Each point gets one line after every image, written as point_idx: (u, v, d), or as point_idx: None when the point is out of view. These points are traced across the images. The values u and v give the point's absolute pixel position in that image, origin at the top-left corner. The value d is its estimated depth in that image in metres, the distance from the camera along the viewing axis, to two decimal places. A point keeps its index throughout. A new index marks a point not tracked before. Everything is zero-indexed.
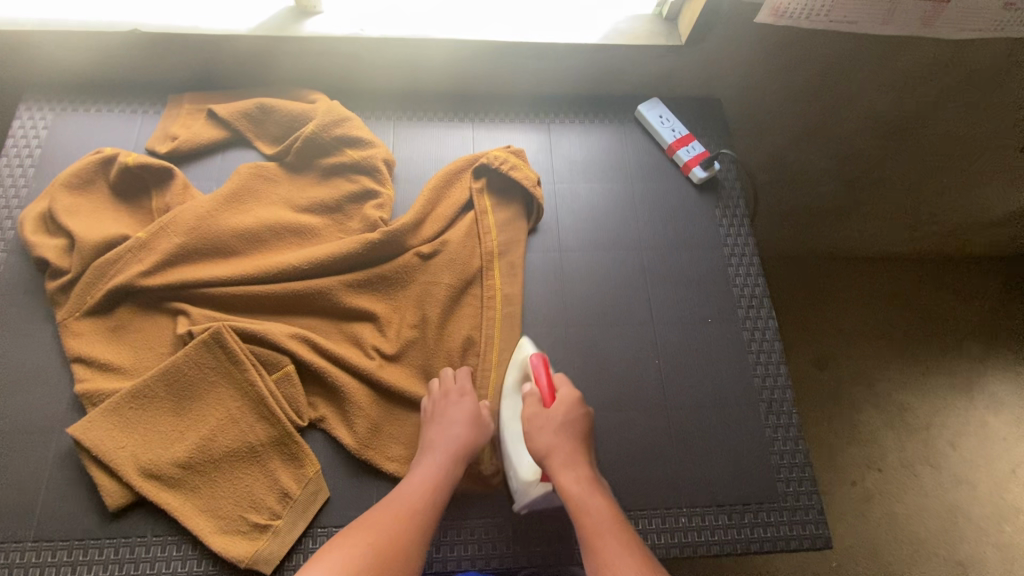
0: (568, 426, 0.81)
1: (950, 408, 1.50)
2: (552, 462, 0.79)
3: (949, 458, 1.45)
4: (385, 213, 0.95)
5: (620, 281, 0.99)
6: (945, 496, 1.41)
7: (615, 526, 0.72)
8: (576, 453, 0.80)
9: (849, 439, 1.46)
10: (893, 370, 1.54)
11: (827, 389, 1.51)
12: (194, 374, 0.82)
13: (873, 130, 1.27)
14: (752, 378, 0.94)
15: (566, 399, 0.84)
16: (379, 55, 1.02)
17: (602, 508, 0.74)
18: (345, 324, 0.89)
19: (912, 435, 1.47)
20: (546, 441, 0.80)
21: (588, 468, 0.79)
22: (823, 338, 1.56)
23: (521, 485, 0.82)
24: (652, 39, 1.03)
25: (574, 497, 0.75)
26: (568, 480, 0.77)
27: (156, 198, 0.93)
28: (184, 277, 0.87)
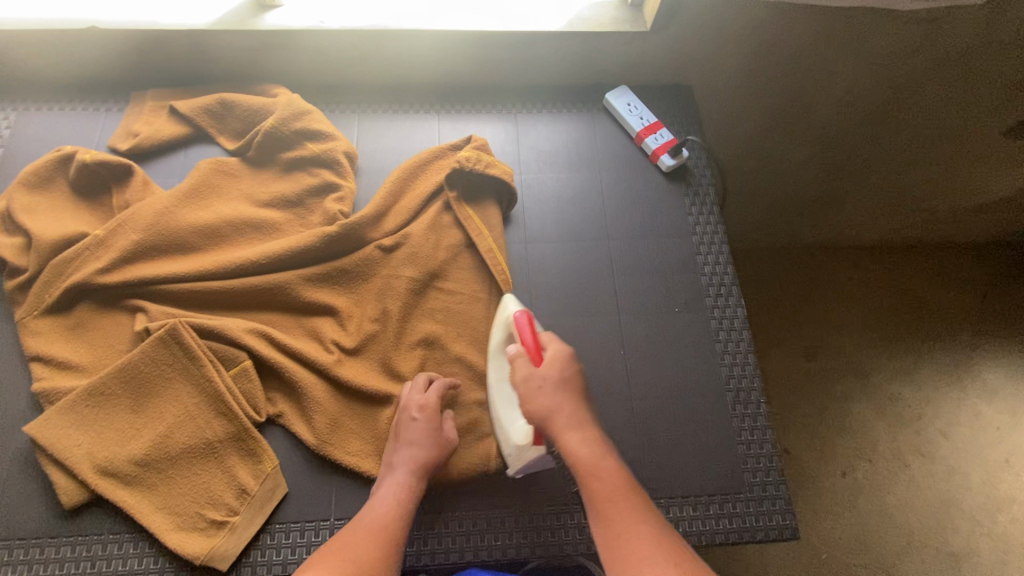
0: (567, 388, 0.80)
1: (939, 397, 1.48)
2: (556, 425, 0.77)
3: (940, 448, 1.43)
4: (346, 206, 0.94)
5: (588, 272, 0.98)
6: (936, 486, 1.39)
7: (624, 488, 0.71)
8: (581, 417, 0.78)
9: (837, 430, 1.44)
10: (879, 359, 1.52)
11: (812, 381, 1.49)
12: (152, 371, 0.81)
13: (850, 116, 1.25)
14: (720, 367, 0.93)
15: (557, 355, 0.82)
16: (341, 49, 1.02)
17: (612, 469, 0.73)
18: (305, 319, 0.89)
19: (902, 426, 1.45)
20: (550, 401, 0.78)
21: (593, 429, 0.77)
22: (807, 328, 1.54)
23: (514, 451, 0.81)
24: (615, 25, 1.02)
25: (583, 458, 0.74)
26: (575, 441, 0.75)
27: (116, 196, 0.92)
28: (143, 273, 0.86)
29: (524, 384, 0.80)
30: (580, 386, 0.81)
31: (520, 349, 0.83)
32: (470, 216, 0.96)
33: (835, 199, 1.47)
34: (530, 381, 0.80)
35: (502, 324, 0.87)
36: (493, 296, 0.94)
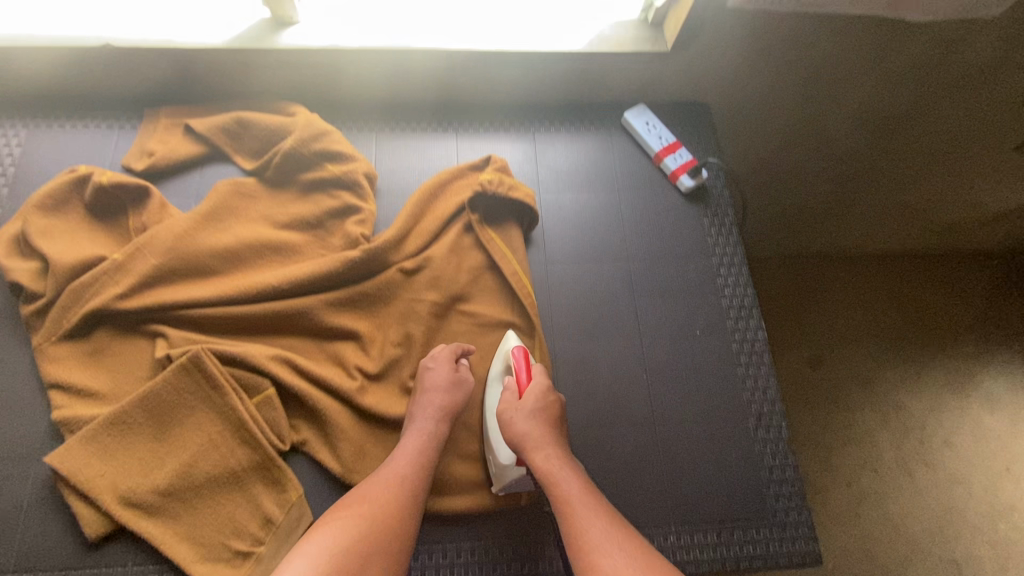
0: (536, 413, 0.78)
1: (944, 406, 1.49)
2: (524, 445, 0.76)
3: (944, 457, 1.45)
4: (367, 229, 0.93)
5: (609, 295, 0.98)
6: (941, 496, 1.41)
7: (589, 500, 0.71)
8: (547, 437, 0.77)
9: (845, 439, 1.45)
10: (887, 370, 1.53)
11: (820, 392, 1.50)
12: (174, 400, 0.80)
13: (863, 131, 1.26)
14: (742, 391, 0.93)
15: (535, 390, 0.80)
16: (359, 68, 1.01)
17: (575, 487, 0.72)
18: (327, 344, 0.88)
19: (907, 435, 1.46)
20: (520, 428, 0.77)
21: (559, 447, 0.77)
22: (816, 339, 1.56)
23: (497, 470, 0.81)
24: (636, 45, 1.01)
25: (547, 475, 0.74)
26: (540, 459, 0.75)
27: (133, 218, 0.91)
28: (163, 299, 0.85)
29: (501, 415, 0.80)
30: (554, 413, 0.79)
31: (511, 383, 0.84)
32: (492, 238, 0.96)
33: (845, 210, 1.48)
34: (506, 411, 0.80)
35: (501, 355, 0.89)
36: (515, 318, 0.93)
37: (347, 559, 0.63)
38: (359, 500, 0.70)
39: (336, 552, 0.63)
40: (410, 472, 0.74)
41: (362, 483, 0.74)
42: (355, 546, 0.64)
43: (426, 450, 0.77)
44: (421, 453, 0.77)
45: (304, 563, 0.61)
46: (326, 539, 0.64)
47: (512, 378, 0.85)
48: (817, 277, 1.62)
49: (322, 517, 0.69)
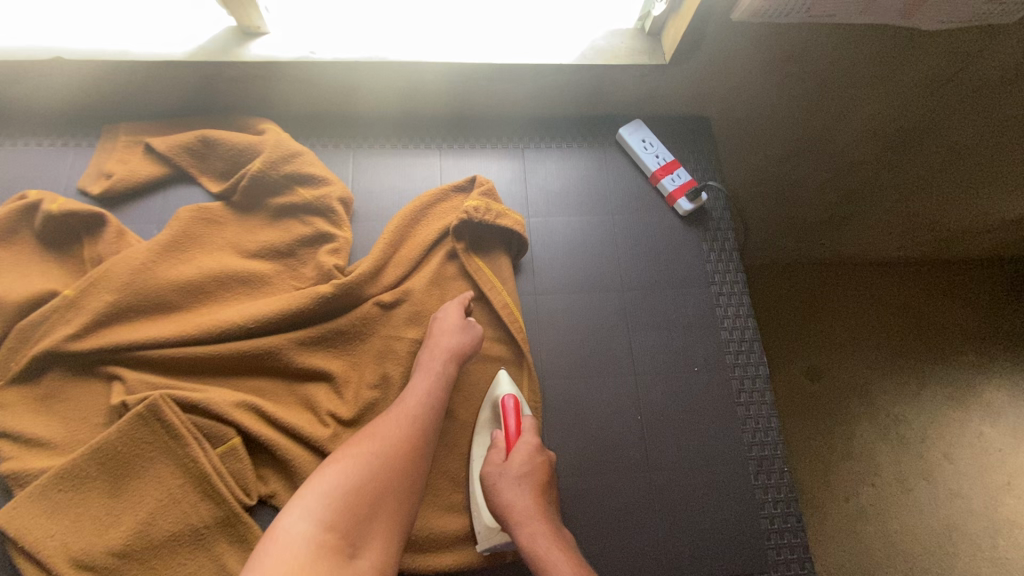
0: (523, 478, 0.74)
1: (945, 419, 1.43)
2: (511, 518, 0.72)
3: (943, 471, 1.39)
4: (341, 259, 0.86)
5: (601, 329, 0.92)
6: (940, 511, 1.35)
7: None
8: (534, 509, 0.73)
9: (843, 453, 1.40)
10: (887, 382, 1.47)
11: (820, 405, 1.45)
12: (131, 451, 0.74)
13: (871, 143, 1.20)
14: (742, 433, 0.88)
15: (524, 450, 0.77)
16: (334, 80, 0.93)
17: (564, 566, 0.67)
18: (298, 386, 0.82)
19: (908, 449, 1.41)
20: (507, 498, 0.73)
21: (548, 520, 0.72)
22: (817, 348, 1.51)
23: (484, 529, 0.77)
24: (632, 57, 0.94)
25: (534, 552, 0.69)
26: (527, 536, 0.70)
27: (87, 248, 0.84)
28: (118, 339, 0.78)
29: (486, 479, 0.76)
30: (543, 478, 0.75)
31: (499, 438, 0.80)
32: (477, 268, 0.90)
33: (849, 218, 1.43)
34: (493, 474, 0.76)
35: (489, 403, 0.84)
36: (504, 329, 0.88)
37: (357, 498, 0.64)
38: (369, 438, 0.70)
39: (348, 489, 0.64)
40: (419, 413, 0.75)
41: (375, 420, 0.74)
42: (365, 485, 0.66)
43: (434, 392, 0.77)
44: (430, 394, 0.77)
45: (315, 499, 0.63)
46: (337, 477, 0.65)
47: (500, 431, 0.81)
48: (821, 286, 1.56)
49: (335, 452, 0.70)
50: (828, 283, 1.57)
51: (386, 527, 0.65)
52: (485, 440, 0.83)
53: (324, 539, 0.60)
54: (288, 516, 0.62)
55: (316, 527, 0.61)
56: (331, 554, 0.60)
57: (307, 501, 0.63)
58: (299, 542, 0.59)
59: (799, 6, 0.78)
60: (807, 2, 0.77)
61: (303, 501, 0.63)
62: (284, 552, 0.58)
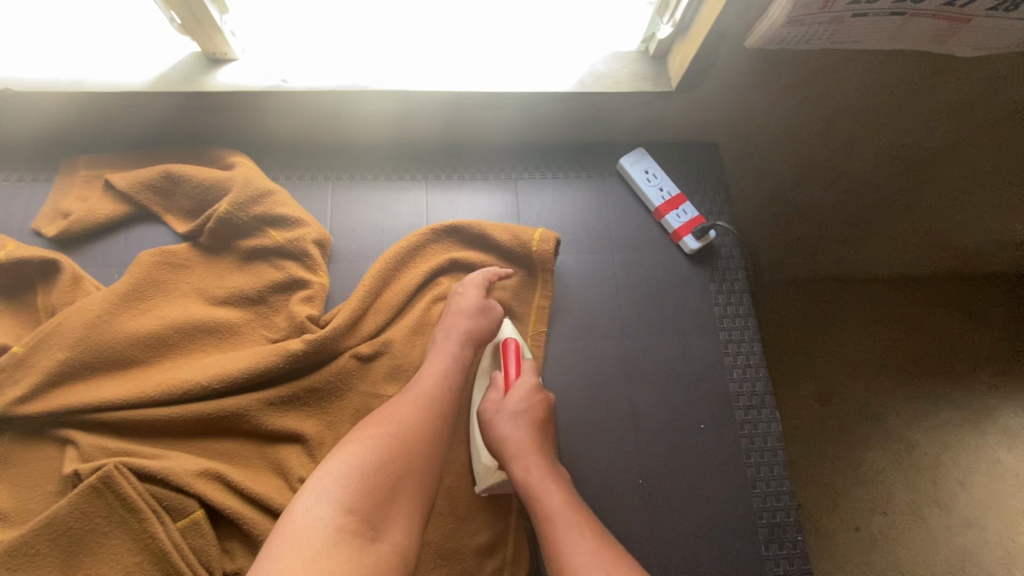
0: (520, 413, 0.73)
1: (960, 442, 1.21)
2: (504, 452, 0.71)
3: (958, 499, 1.18)
4: (315, 308, 0.80)
5: (601, 380, 0.85)
6: (951, 542, 1.15)
7: (571, 514, 0.63)
8: (531, 445, 0.71)
9: (853, 479, 1.19)
10: (894, 401, 1.24)
11: (826, 431, 1.22)
12: (84, 526, 0.68)
13: (887, 163, 1.11)
14: (753, 498, 0.81)
15: (522, 387, 0.75)
16: (308, 109, 0.86)
17: (556, 497, 0.65)
18: (270, 449, 0.77)
19: (919, 475, 1.19)
20: (501, 432, 0.72)
21: (543, 454, 0.70)
22: (821, 366, 1.27)
23: (482, 467, 0.77)
24: (634, 84, 0.86)
25: (526, 482, 0.67)
26: (518, 470, 0.69)
27: (42, 296, 0.78)
28: (71, 401, 0.71)
29: (482, 415, 0.76)
30: (540, 415, 0.73)
31: (497, 378, 0.79)
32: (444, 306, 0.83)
33: (858, 227, 1.24)
34: (488, 409, 0.75)
35: (493, 347, 0.84)
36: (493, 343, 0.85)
37: (373, 481, 0.59)
38: (383, 419, 0.65)
39: (363, 472, 0.59)
40: (432, 395, 0.69)
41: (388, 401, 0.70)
42: (382, 468, 0.60)
43: (450, 373, 0.73)
44: (445, 376, 0.72)
45: (332, 479, 0.58)
46: (351, 458, 0.60)
47: (500, 372, 0.80)
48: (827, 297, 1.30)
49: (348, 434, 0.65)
50: (838, 293, 1.29)
51: (407, 511, 0.60)
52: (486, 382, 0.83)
53: (341, 524, 0.55)
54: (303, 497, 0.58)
55: (333, 511, 0.56)
56: (349, 540, 0.55)
57: (322, 481, 0.58)
58: (314, 524, 0.55)
59: (821, 33, 0.72)
60: (831, 29, 0.71)
61: (319, 480, 0.59)
62: (298, 534, 0.54)
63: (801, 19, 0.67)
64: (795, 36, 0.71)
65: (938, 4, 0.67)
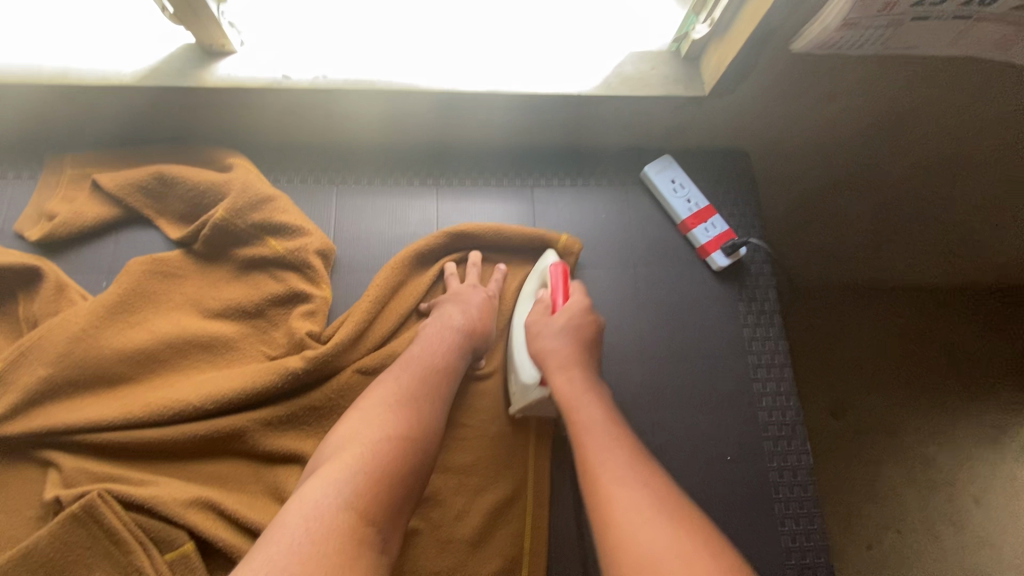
0: (568, 331, 0.71)
1: (982, 463, 1.14)
2: (547, 365, 0.69)
3: (973, 518, 1.11)
4: (317, 323, 0.75)
5: (621, 403, 0.80)
6: (966, 564, 1.08)
7: (610, 429, 0.61)
8: (573, 358, 0.69)
9: (866, 495, 1.12)
10: (913, 416, 1.18)
11: (844, 449, 1.16)
12: (65, 558, 0.63)
13: (915, 174, 0.99)
14: (779, 535, 0.76)
15: (570, 308, 0.73)
16: (310, 109, 0.79)
17: (594, 409, 0.63)
18: (268, 472, 0.71)
19: (933, 491, 1.12)
20: (546, 344, 0.71)
21: (586, 372, 0.68)
22: (836, 379, 1.21)
23: (519, 386, 0.74)
24: (664, 88, 0.79)
25: (567, 396, 0.65)
26: (561, 381, 0.67)
27: (24, 306, 0.72)
28: (52, 422, 0.66)
29: (530, 329, 0.75)
30: (587, 336, 0.72)
31: (545, 295, 0.77)
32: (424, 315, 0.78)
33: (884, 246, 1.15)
34: (536, 324, 0.74)
35: (536, 271, 0.82)
36: (491, 362, 0.80)
37: (383, 487, 0.55)
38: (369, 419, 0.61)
39: (372, 476, 0.55)
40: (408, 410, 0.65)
41: (371, 390, 0.65)
42: (387, 475, 0.56)
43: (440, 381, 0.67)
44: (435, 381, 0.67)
45: (345, 474, 0.54)
46: (361, 456, 0.56)
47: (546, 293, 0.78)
48: (840, 306, 1.25)
49: (342, 428, 0.61)
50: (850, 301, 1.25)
51: None
52: (528, 303, 0.80)
53: (357, 533, 0.51)
54: (310, 491, 0.53)
55: None
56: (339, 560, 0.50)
57: (332, 476, 0.54)
58: (327, 526, 0.50)
59: (876, 37, 0.65)
60: (887, 33, 0.64)
61: (328, 478, 0.54)
62: (311, 540, 0.48)
63: (856, 22, 0.61)
64: (848, 40, 0.64)
65: (1007, 9, 0.60)
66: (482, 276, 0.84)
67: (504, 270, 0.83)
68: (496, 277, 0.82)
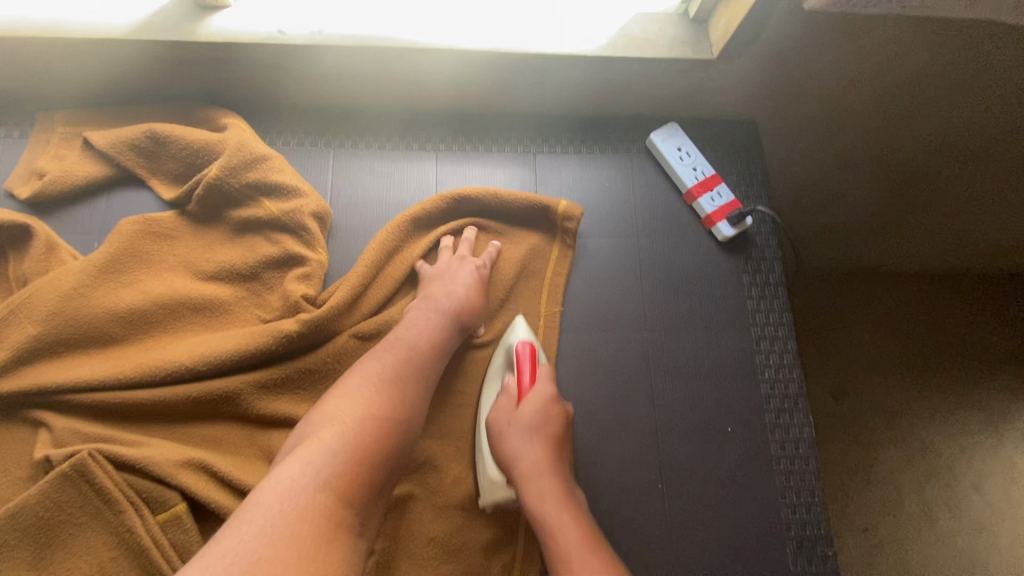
0: (535, 429, 0.65)
1: (982, 450, 1.13)
2: (517, 473, 0.64)
3: (971, 503, 1.10)
4: (313, 286, 0.73)
5: (622, 374, 0.79)
6: (963, 549, 1.07)
7: (590, 561, 0.56)
8: (546, 467, 0.63)
9: (864, 480, 1.11)
10: (915, 401, 1.16)
11: (845, 432, 1.14)
12: (56, 517, 0.62)
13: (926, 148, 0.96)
14: (780, 508, 0.75)
15: (537, 398, 0.67)
16: (309, 67, 0.77)
17: (571, 533, 0.58)
18: (262, 435, 0.70)
19: (932, 476, 1.11)
20: (514, 448, 0.65)
21: (562, 477, 0.63)
22: (838, 362, 1.18)
23: (489, 483, 0.69)
24: (672, 50, 0.77)
25: (541, 518, 0.60)
26: (534, 498, 0.61)
27: (13, 265, 0.71)
28: (42, 381, 0.65)
29: (492, 425, 0.68)
30: (558, 429, 0.66)
31: (511, 383, 0.71)
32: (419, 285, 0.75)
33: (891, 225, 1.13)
34: (500, 417, 0.68)
35: (503, 347, 0.76)
36: (490, 331, 0.79)
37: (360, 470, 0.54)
38: (351, 397, 0.59)
39: (351, 456, 0.54)
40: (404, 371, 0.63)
41: (354, 369, 0.64)
42: (367, 456, 0.55)
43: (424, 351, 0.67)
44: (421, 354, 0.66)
45: (322, 455, 0.53)
46: (343, 435, 0.55)
47: (512, 377, 0.72)
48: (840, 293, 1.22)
49: (324, 404, 0.59)
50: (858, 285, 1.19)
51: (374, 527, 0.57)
52: (496, 385, 0.74)
53: (334, 516, 0.50)
54: (286, 470, 0.52)
55: None
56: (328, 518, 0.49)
57: (311, 454, 0.53)
58: (302, 508, 0.49)
59: None
60: None
61: (304, 458, 0.53)
62: (284, 523, 0.47)
63: None
64: None
65: None
66: (475, 247, 0.82)
67: (496, 248, 0.81)
68: (490, 251, 0.80)
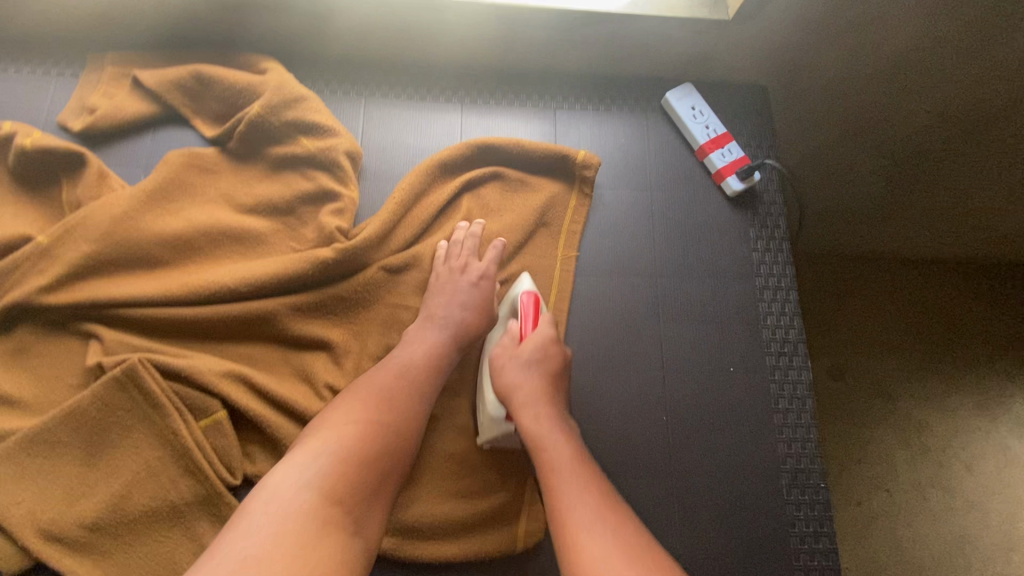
0: (535, 363, 0.69)
1: (974, 429, 1.16)
2: (514, 400, 0.67)
3: (961, 480, 1.13)
4: (345, 220, 0.78)
5: (633, 315, 0.83)
6: (952, 523, 1.10)
7: (579, 471, 0.60)
8: (541, 394, 0.67)
9: (859, 456, 1.14)
10: (910, 381, 1.19)
11: (842, 402, 1.18)
12: (106, 418, 0.67)
13: None
14: (777, 443, 0.80)
15: (538, 338, 0.71)
16: (348, 16, 0.83)
17: (562, 449, 0.62)
18: (295, 356, 0.75)
19: (926, 455, 1.14)
20: (512, 379, 0.69)
21: (555, 406, 0.67)
22: (837, 339, 1.22)
23: (486, 420, 0.72)
24: (692, 10, 0.84)
25: (534, 436, 0.64)
26: (528, 420, 0.65)
27: (66, 191, 0.76)
28: (95, 295, 0.70)
29: (493, 362, 0.72)
30: (556, 367, 0.70)
31: (513, 327, 0.74)
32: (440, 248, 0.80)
33: None
34: (502, 357, 0.71)
35: (508, 299, 0.79)
36: (509, 270, 0.83)
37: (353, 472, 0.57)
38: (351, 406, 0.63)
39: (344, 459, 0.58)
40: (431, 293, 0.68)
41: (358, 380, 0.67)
42: (362, 457, 0.59)
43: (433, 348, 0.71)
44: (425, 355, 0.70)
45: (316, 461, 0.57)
46: (332, 441, 0.58)
47: (515, 322, 0.75)
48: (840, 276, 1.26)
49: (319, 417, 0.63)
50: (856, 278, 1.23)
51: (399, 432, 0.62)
52: (500, 330, 0.78)
53: (326, 515, 0.53)
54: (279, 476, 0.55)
55: None
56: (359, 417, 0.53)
57: (300, 459, 0.57)
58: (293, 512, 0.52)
59: None
60: None
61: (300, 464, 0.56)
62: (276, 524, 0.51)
63: None
64: None
65: None
66: (498, 195, 0.87)
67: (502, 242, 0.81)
68: (496, 247, 0.80)
